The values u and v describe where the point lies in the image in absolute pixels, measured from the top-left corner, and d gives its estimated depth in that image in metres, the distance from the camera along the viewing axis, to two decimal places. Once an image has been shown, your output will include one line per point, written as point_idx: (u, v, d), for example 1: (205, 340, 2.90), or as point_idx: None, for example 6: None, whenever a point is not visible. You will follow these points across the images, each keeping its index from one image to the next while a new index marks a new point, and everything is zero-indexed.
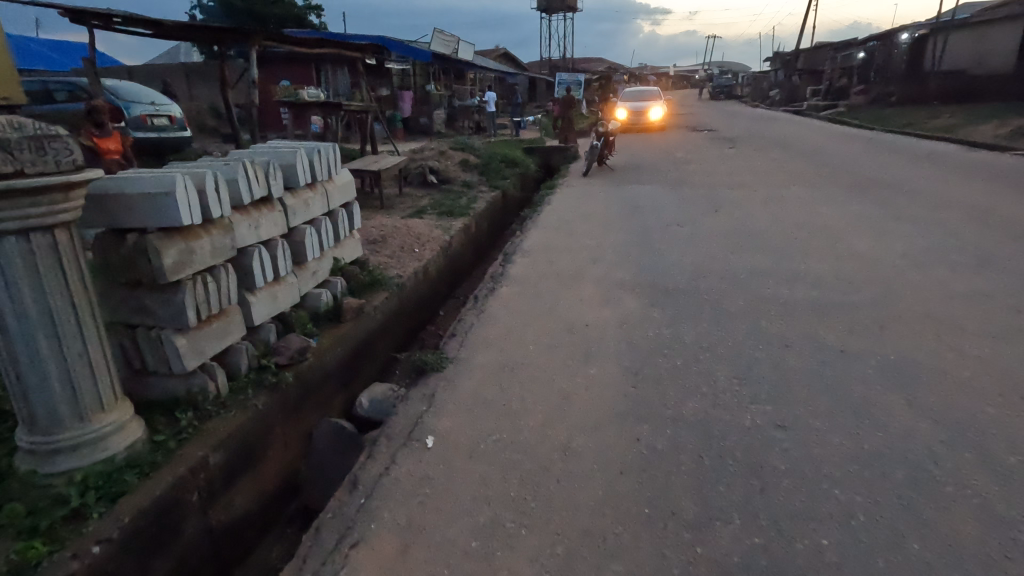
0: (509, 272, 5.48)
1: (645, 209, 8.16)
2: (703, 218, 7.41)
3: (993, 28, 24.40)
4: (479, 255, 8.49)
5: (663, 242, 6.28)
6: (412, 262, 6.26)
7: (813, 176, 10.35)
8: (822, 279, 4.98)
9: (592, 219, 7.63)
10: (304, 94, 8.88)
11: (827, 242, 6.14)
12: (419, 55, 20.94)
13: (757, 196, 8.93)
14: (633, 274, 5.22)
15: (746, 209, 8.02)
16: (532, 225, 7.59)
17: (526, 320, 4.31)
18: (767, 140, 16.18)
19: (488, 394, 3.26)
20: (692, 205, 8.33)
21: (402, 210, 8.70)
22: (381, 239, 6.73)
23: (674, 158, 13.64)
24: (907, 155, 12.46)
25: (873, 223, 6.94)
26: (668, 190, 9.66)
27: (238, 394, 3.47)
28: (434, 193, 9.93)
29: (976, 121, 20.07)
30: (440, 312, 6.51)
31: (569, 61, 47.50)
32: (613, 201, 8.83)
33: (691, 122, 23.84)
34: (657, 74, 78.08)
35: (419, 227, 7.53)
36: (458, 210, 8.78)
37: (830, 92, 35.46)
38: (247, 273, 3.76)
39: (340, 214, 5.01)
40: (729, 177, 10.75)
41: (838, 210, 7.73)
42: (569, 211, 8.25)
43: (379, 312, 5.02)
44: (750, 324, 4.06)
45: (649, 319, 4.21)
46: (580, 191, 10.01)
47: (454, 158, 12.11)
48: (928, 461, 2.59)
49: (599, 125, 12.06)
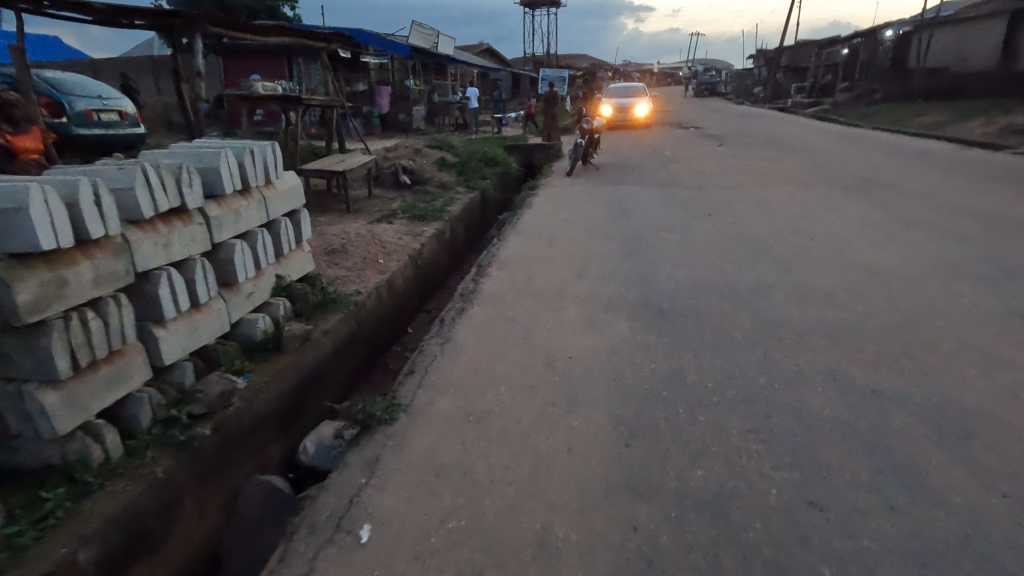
0: (482, 289, 4.83)
1: (634, 212, 7.56)
2: (697, 224, 6.82)
3: (978, 25, 24.25)
4: (454, 263, 7.84)
5: (655, 252, 5.68)
6: (375, 275, 5.59)
7: (808, 176, 9.85)
8: (835, 295, 4.42)
9: (576, 225, 7.01)
10: (258, 86, 7.89)
11: (833, 251, 5.59)
12: (396, 48, 20.13)
13: (751, 198, 8.38)
14: (622, 290, 4.61)
15: (741, 212, 7.46)
16: (511, 231, 6.95)
17: (499, 351, 3.67)
18: (756, 137, 15.74)
19: (446, 458, 2.61)
20: (683, 208, 7.76)
21: (370, 214, 8.01)
22: (342, 248, 6.04)
23: (661, 156, 13.05)
24: (901, 154, 12.05)
25: (879, 229, 6.42)
26: (658, 191, 9.08)
27: (134, 458, 2.77)
28: (407, 195, 9.24)
29: (963, 118, 19.85)
30: (408, 329, 5.86)
31: (553, 56, 46.79)
32: (598, 204, 8.22)
33: (677, 118, 23.40)
34: (641, 71, 77.74)
35: (386, 234, 6.86)
36: (432, 214, 8.10)
37: (815, 89, 35.25)
38: (152, 304, 3.05)
39: (283, 225, 4.31)
40: (720, 176, 10.20)
41: (839, 214, 7.20)
42: (551, 215, 7.62)
43: (330, 338, 4.34)
44: (761, 354, 3.46)
45: (643, 348, 3.60)
46: (563, 192, 9.38)
47: (430, 157, 11.40)
48: (1007, 559, 2.01)
49: (583, 122, 11.45)
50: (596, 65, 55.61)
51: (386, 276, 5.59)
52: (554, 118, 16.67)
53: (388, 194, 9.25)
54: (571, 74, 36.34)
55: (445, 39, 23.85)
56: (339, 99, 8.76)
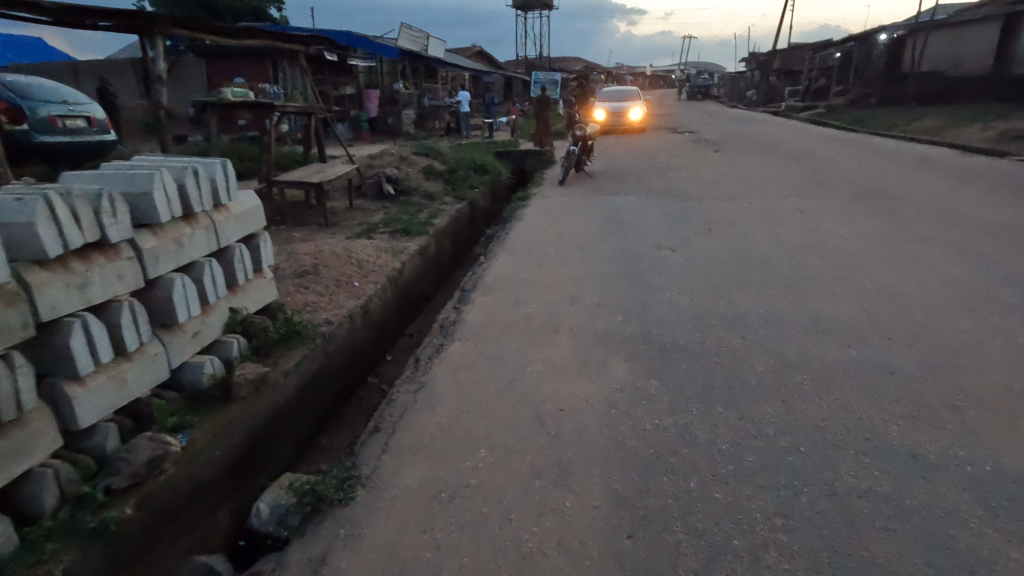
0: (463, 319, 4.36)
1: (630, 226, 7.12)
2: (697, 240, 6.40)
3: (972, 28, 24.05)
4: (439, 281, 7.37)
5: (654, 274, 5.23)
6: (348, 301, 5.11)
7: (810, 186, 9.46)
8: (855, 326, 3.99)
9: (568, 241, 6.56)
10: (228, 92, 7.36)
11: (845, 272, 5.17)
12: (385, 51, 19.64)
13: (752, 209, 7.97)
14: (620, 322, 4.15)
15: (743, 225, 7.05)
16: (499, 247, 6.49)
17: (480, 399, 3.21)
18: (753, 143, 15.38)
19: (412, 557, 2.17)
20: (682, 222, 7.35)
21: (350, 228, 7.54)
22: (314, 269, 5.56)
23: (656, 163, 12.63)
24: (903, 161, 11.67)
25: (891, 245, 6.03)
26: (654, 202, 8.66)
27: (31, 553, 2.28)
28: (391, 206, 8.78)
29: (960, 123, 19.59)
30: (387, 357, 5.40)
31: (546, 58, 46.44)
32: (591, 216, 7.78)
33: (672, 123, 23.06)
34: (634, 73, 77.57)
35: (365, 251, 6.38)
36: (416, 228, 7.63)
37: (808, 92, 35.11)
38: (63, 358, 2.56)
39: (239, 252, 3.82)
40: (718, 185, 9.79)
41: (846, 227, 6.79)
42: (542, 230, 7.18)
43: (292, 379, 3.87)
44: (779, 406, 3.03)
45: (646, 396, 3.16)
46: (555, 202, 8.93)
47: (416, 165, 10.92)
48: None
49: (576, 128, 11.03)
50: (590, 68, 55.33)
51: (360, 302, 5.12)
52: (546, 122, 16.26)
53: (371, 205, 8.76)
54: (564, 77, 35.98)
55: (435, 41, 23.35)
56: (317, 105, 8.27)
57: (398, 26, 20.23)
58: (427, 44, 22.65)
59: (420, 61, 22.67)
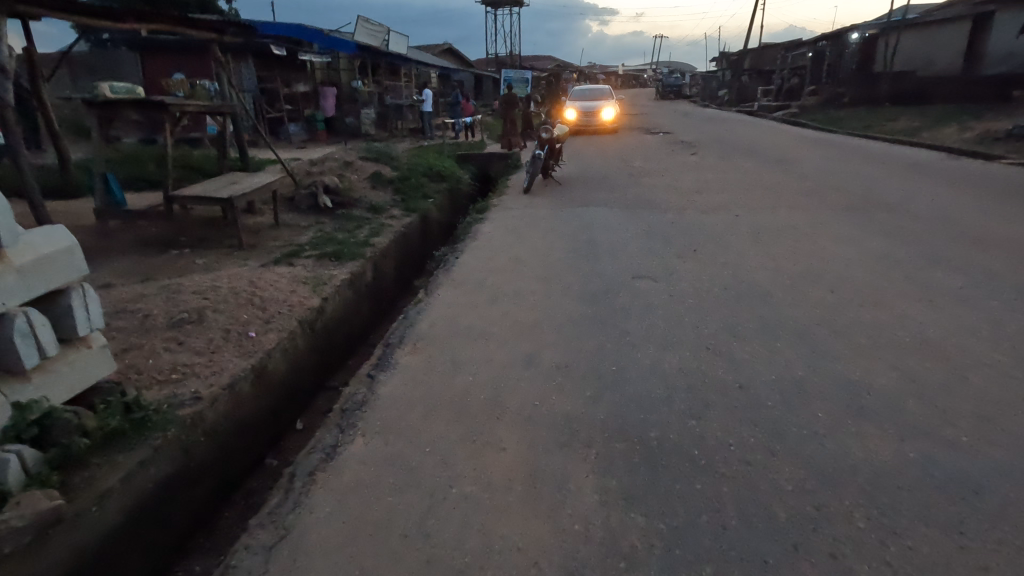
0: (377, 395, 3.22)
1: (601, 248, 6.06)
2: (682, 267, 5.37)
3: (942, 29, 23.79)
4: (377, 312, 6.22)
5: (630, 318, 4.17)
6: (236, 361, 3.90)
7: (799, 195, 8.54)
8: (899, 404, 2.97)
9: (528, 269, 5.45)
10: (106, 89, 6.04)
11: (864, 312, 4.19)
12: (340, 46, 18.23)
13: (740, 225, 6.98)
14: (586, 400, 3.07)
15: (730, 246, 6.07)
16: (443, 277, 5.35)
17: (373, 564, 2.07)
18: (731, 146, 14.55)
19: None
20: (661, 241, 6.34)
21: (270, 250, 6.33)
22: (198, 313, 4.34)
23: (629, 168, 11.59)
24: (892, 166, 10.87)
25: (908, 269, 5.10)
26: (629, 216, 7.63)
27: None
28: (327, 222, 7.58)
29: (935, 124, 19.15)
30: (296, 425, 4.23)
31: (516, 55, 45.25)
32: (557, 234, 6.71)
33: (645, 123, 22.18)
34: (606, 74, 77.08)
35: (277, 285, 5.17)
36: (350, 250, 6.46)
37: (780, 93, 34.75)
38: None
39: (26, 317, 2.58)
40: (699, 195, 8.80)
41: (850, 247, 5.85)
42: (498, 253, 6.07)
43: (117, 501, 2.66)
44: (827, 569, 1.99)
45: (626, 550, 2.09)
46: (517, 216, 7.84)
47: (363, 172, 9.67)
48: None
49: (542, 129, 9.93)
50: (563, 67, 54.38)
51: (250, 362, 3.91)
52: (513, 122, 15.16)
53: (304, 221, 7.53)
54: (534, 75, 34.84)
55: (397, 36, 21.96)
56: (234, 105, 6.98)
57: (354, 20, 18.87)
58: (388, 39, 21.23)
59: (380, 57, 21.25)
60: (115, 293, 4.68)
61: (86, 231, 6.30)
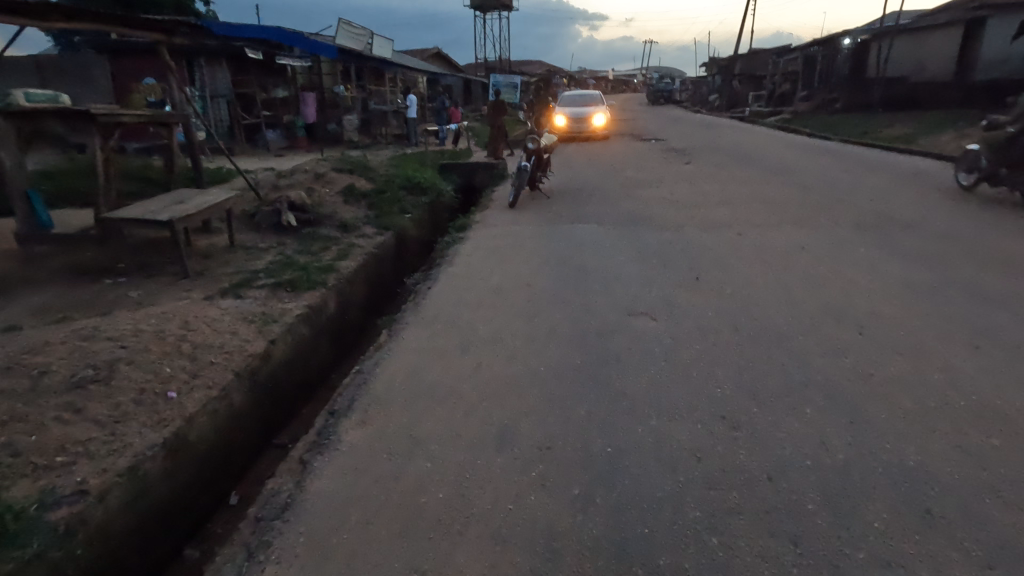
0: (307, 492, 2.54)
1: (591, 276, 5.39)
2: (685, 300, 4.71)
3: (935, 34, 23.49)
4: (340, 349, 5.52)
5: (627, 371, 3.51)
6: (144, 434, 3.16)
7: (805, 209, 7.93)
8: (968, 510, 2.34)
9: (509, 304, 4.76)
10: (24, 98, 5.30)
11: (901, 363, 3.56)
12: (320, 50, 17.48)
13: (744, 246, 6.34)
14: (573, 503, 2.40)
15: (736, 271, 5.43)
16: (410, 314, 4.65)
17: None
18: (727, 154, 13.99)
19: None
20: (659, 266, 5.70)
21: (220, 278, 5.62)
22: (108, 366, 3.62)
23: (621, 179, 10.94)
24: (897, 177, 10.34)
25: (940, 302, 4.50)
26: (622, 235, 6.97)
27: None
28: (290, 242, 6.87)
29: (932, 130, 18.73)
30: (228, 501, 3.53)
31: (505, 59, 44.57)
32: (543, 258, 6.04)
33: (637, 129, 21.63)
34: (597, 78, 76.64)
35: (216, 325, 4.44)
36: (310, 278, 5.74)
37: (771, 98, 34.42)
38: None
39: None
40: (697, 210, 8.16)
41: (870, 273, 5.23)
42: (475, 281, 5.39)
43: None
44: None
45: None
46: (500, 235, 7.18)
47: (334, 185, 8.93)
48: None
49: (529, 138, 9.31)
50: (552, 73, 53.95)
51: (163, 435, 3.18)
52: (500, 129, 14.50)
53: (264, 241, 6.80)
54: (523, 79, 34.20)
55: (380, 40, 21.27)
56: (182, 115, 6.26)
57: (335, 22, 18.15)
58: (371, 42, 20.50)
59: (363, 61, 20.50)
60: (15, 341, 3.94)
61: (9, 258, 5.55)
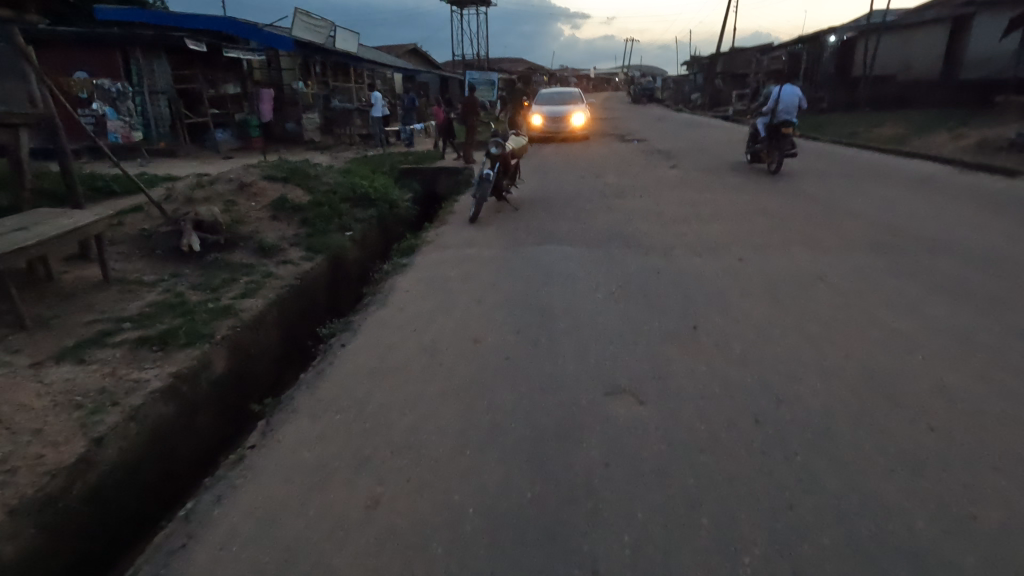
0: None
1: (557, 326, 4.14)
2: (680, 371, 3.47)
3: (920, 31, 22.75)
4: (230, 421, 4.19)
5: (600, 515, 2.29)
6: None
7: (810, 225, 6.86)
8: None
9: (442, 375, 3.50)
10: None
11: (1007, 490, 2.40)
12: (275, 42, 15.93)
13: (748, 277, 5.16)
14: None
15: (743, 318, 4.24)
16: (302, 394, 3.35)
17: None
18: (714, 157, 12.89)
19: None
20: (643, 306, 4.51)
21: (70, 330, 4.27)
22: None
23: (601, 186, 9.74)
24: (901, 185, 9.36)
25: (1016, 369, 3.40)
26: (600, 260, 5.75)
27: None
28: (186, 272, 5.53)
29: (923, 131, 17.87)
30: None
31: (483, 57, 43.39)
32: (499, 297, 4.80)
33: (618, 129, 20.51)
34: (577, 78, 75.47)
35: (15, 423, 3.14)
36: (192, 327, 4.40)
37: (754, 97, 33.58)
38: None
39: None
40: (686, 225, 7.01)
41: (911, 323, 4.10)
42: (407, 334, 4.12)
43: None
44: None
45: None
46: (454, 259, 5.96)
47: (262, 197, 7.56)
48: None
49: (492, 142, 8.03)
50: (532, 70, 52.56)
51: None
52: (469, 129, 13.19)
53: (154, 272, 5.46)
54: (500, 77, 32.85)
55: (345, 32, 19.71)
56: (30, 113, 4.90)
57: (292, 11, 16.60)
58: (333, 35, 18.94)
59: (326, 55, 18.96)
60: None
61: None
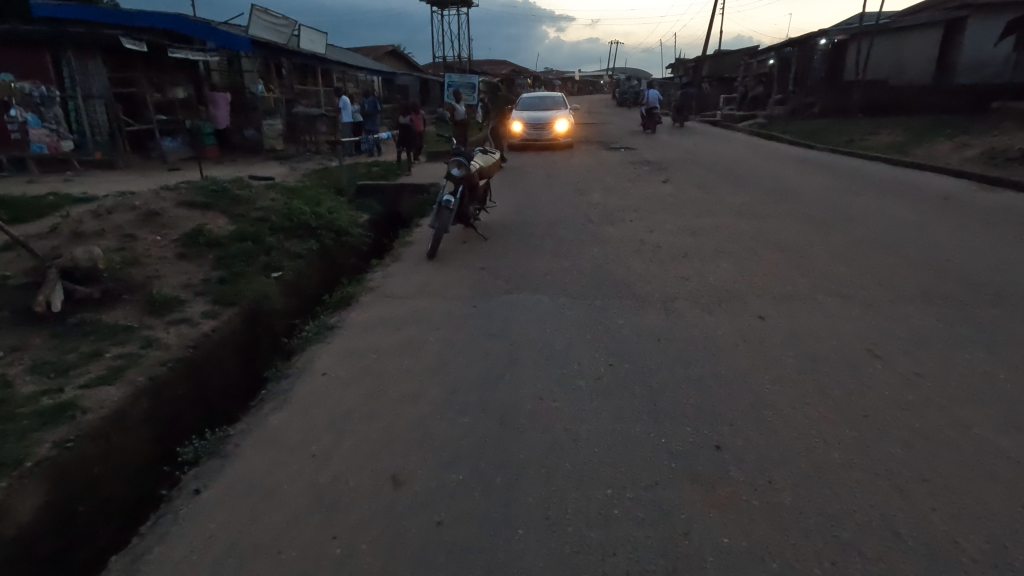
0: None
1: (521, 455, 2.84)
2: (708, 567, 2.19)
3: (912, 35, 21.87)
4: None
5: None
6: None
7: (835, 264, 5.67)
8: None
9: (331, 574, 2.19)
10: None
11: None
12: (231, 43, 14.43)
13: (778, 350, 3.91)
14: None
15: (785, 432, 2.98)
16: None
17: None
18: (709, 169, 11.74)
19: None
20: (646, 407, 3.23)
21: None
22: None
23: (585, 207, 8.53)
24: (922, 206, 8.27)
25: None
26: (583, 319, 4.49)
27: None
28: (35, 345, 4.15)
29: (922, 138, 16.90)
30: None
31: (464, 60, 41.80)
32: (445, 389, 3.49)
33: (603, 136, 19.31)
34: (562, 80, 74.59)
35: None
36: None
37: (744, 101, 32.52)
38: None
39: None
40: (688, 263, 5.81)
41: (1019, 440, 2.90)
42: (299, 470, 2.79)
43: None
44: None
45: None
46: (398, 317, 4.66)
47: (172, 229, 6.17)
48: None
49: (454, 160, 6.71)
50: (516, 71, 51.28)
51: None
52: None
53: None
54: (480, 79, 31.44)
55: (311, 32, 18.14)
56: None
57: (249, 8, 15.10)
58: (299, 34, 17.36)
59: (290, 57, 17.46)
60: None
61: None
